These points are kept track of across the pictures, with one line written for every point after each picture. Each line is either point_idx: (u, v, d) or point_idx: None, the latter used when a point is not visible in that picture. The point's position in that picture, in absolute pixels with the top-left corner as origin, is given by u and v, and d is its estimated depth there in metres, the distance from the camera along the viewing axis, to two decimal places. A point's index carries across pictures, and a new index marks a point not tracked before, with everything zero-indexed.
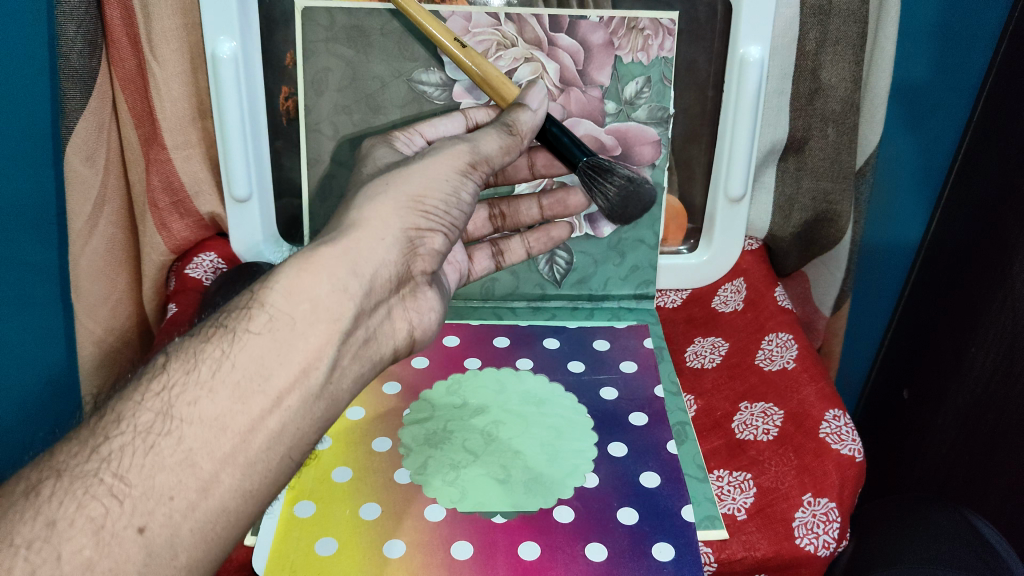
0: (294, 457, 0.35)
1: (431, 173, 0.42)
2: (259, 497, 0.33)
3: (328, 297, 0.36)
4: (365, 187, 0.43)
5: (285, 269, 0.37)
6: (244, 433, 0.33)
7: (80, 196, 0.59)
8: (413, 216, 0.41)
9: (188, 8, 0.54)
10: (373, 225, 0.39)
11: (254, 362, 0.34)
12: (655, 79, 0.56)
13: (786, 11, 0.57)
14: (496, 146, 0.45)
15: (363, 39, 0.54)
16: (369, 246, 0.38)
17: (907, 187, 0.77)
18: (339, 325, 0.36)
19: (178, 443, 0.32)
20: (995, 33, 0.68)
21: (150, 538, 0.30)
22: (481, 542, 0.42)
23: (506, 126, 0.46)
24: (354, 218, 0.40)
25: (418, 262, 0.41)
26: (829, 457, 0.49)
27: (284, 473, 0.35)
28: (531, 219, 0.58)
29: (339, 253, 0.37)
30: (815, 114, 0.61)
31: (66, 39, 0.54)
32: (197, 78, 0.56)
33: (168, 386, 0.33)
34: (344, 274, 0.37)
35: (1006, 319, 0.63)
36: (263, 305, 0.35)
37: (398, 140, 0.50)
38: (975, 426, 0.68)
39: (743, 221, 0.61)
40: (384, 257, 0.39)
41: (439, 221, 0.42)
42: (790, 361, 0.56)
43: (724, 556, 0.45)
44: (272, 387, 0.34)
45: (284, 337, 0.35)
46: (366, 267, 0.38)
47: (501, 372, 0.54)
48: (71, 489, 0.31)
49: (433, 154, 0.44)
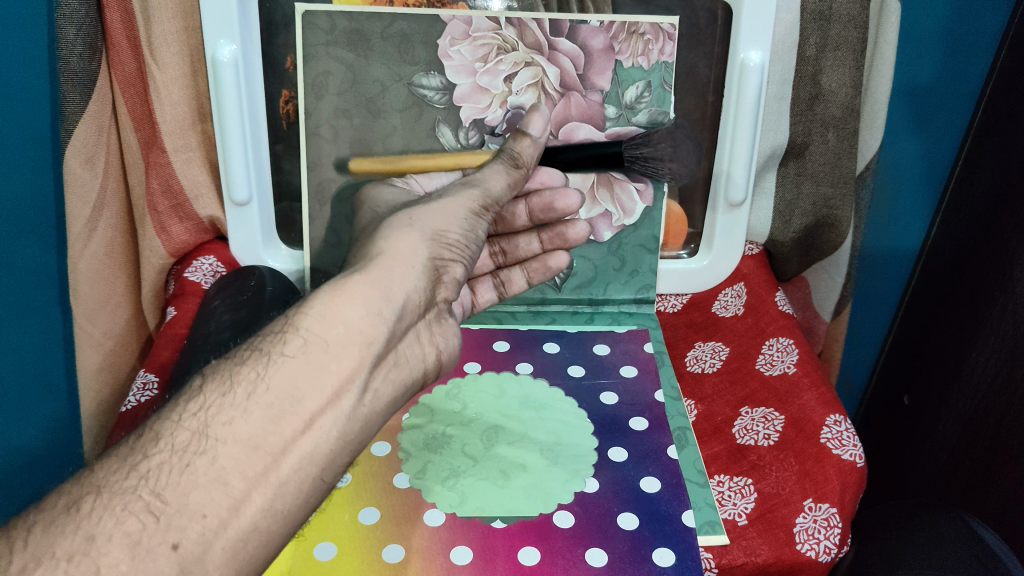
0: (326, 479, 0.34)
1: (452, 209, 0.46)
2: (291, 517, 0.33)
3: (361, 321, 0.36)
4: (389, 220, 0.45)
5: (319, 293, 0.37)
6: (276, 453, 0.33)
7: (80, 199, 0.59)
8: (437, 248, 0.43)
9: (189, 11, 0.54)
10: (402, 256, 0.41)
11: (288, 384, 0.34)
12: (655, 84, 0.56)
13: (786, 16, 0.57)
14: (502, 183, 0.50)
15: (363, 42, 0.54)
16: (399, 274, 0.40)
17: (908, 192, 0.77)
18: (372, 348, 0.36)
19: (212, 461, 0.31)
20: (995, 38, 0.68)
21: (184, 554, 0.30)
22: (481, 547, 0.42)
23: (512, 158, 0.51)
24: (382, 249, 0.42)
25: (441, 290, 0.43)
26: (829, 462, 0.48)
27: (316, 495, 0.34)
28: (530, 253, 0.59)
29: (373, 281, 0.39)
30: (815, 119, 0.61)
31: (65, 42, 0.54)
32: (197, 82, 0.56)
33: (205, 406, 0.33)
34: (377, 299, 0.37)
35: (1007, 324, 0.63)
36: (298, 329, 0.35)
37: (395, 183, 0.55)
38: (976, 430, 0.68)
39: (743, 226, 0.61)
40: (414, 284, 0.40)
41: (460, 252, 0.44)
42: (791, 366, 0.55)
43: (724, 561, 0.44)
44: (305, 409, 0.34)
45: (317, 359, 0.35)
46: (398, 292, 0.39)
47: (502, 376, 0.54)
48: (109, 504, 0.30)
49: (452, 193, 0.48)
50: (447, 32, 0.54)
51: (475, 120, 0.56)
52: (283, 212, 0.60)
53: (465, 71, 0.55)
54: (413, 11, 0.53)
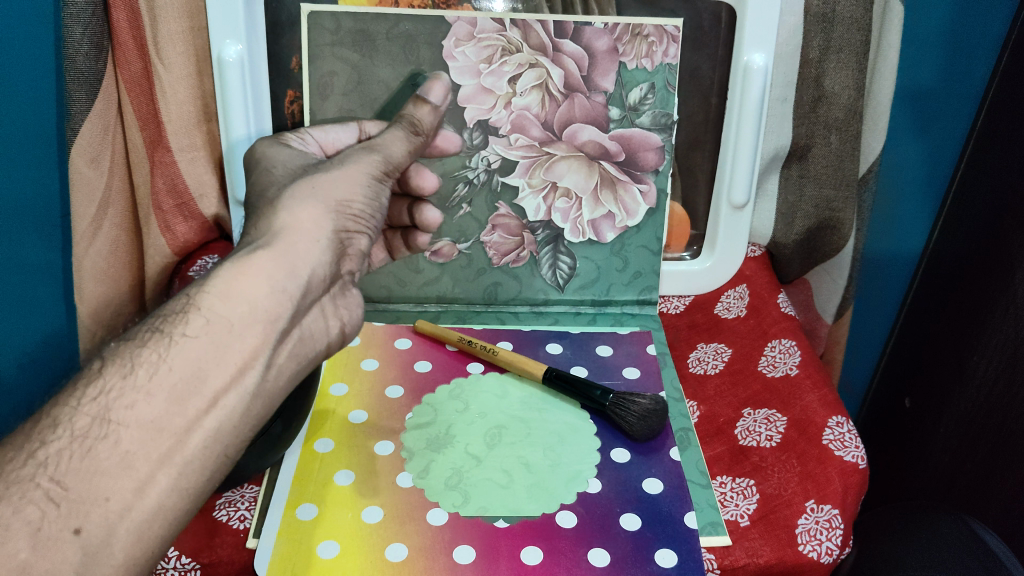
0: (230, 455, 0.36)
1: (351, 179, 0.46)
2: (196, 494, 0.35)
3: (266, 299, 0.38)
4: (290, 187, 0.44)
5: (223, 269, 0.38)
6: (181, 433, 0.34)
7: (85, 197, 0.58)
8: (343, 219, 0.44)
9: (195, 11, 0.54)
10: (308, 227, 0.41)
11: (191, 364, 0.35)
12: (659, 85, 0.56)
13: (790, 19, 0.57)
14: (398, 151, 0.51)
15: (368, 43, 0.54)
16: (306, 247, 0.41)
17: (910, 195, 0.77)
18: (276, 325, 0.38)
19: (114, 446, 0.33)
20: (997, 43, 0.68)
21: (86, 539, 0.31)
22: (483, 547, 0.42)
23: (411, 127, 0.54)
24: (283, 222, 0.41)
25: (346, 261, 0.45)
26: (831, 464, 0.48)
27: (221, 470, 0.36)
28: (405, 223, 0.58)
29: (277, 256, 0.39)
30: (818, 121, 0.61)
31: (71, 41, 0.54)
32: (203, 81, 0.57)
33: (105, 390, 0.34)
34: (282, 276, 0.39)
35: (1008, 327, 0.63)
36: (200, 308, 0.37)
37: (290, 142, 0.53)
38: (977, 434, 0.68)
39: (745, 228, 0.62)
40: (320, 258, 0.41)
41: (365, 222, 0.45)
42: (793, 368, 0.56)
43: (726, 563, 0.44)
44: (209, 388, 0.35)
45: (220, 338, 0.36)
46: (304, 268, 0.40)
47: (502, 378, 0.55)
48: (5, 494, 0.31)
49: (350, 160, 0.47)
50: (452, 33, 0.54)
51: (478, 121, 0.56)
52: None
53: (470, 72, 0.55)
54: (418, 12, 0.54)
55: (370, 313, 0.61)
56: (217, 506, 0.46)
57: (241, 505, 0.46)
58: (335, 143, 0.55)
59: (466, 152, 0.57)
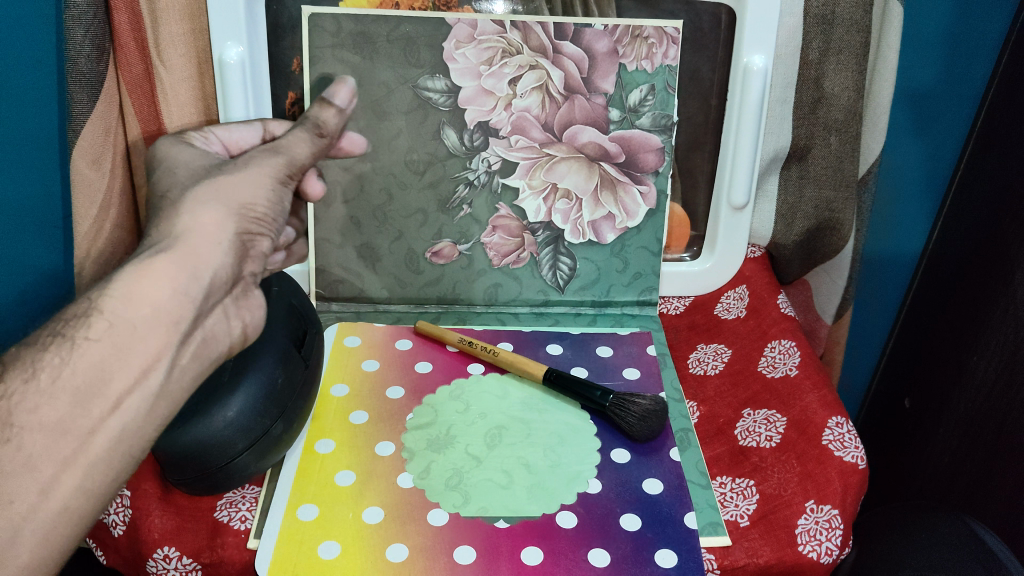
0: (136, 455, 0.37)
1: (256, 180, 0.41)
2: (102, 492, 0.36)
3: (168, 301, 0.36)
4: (192, 189, 0.39)
5: (120, 276, 0.36)
6: (85, 435, 0.34)
7: (86, 199, 0.57)
8: (246, 223, 0.40)
9: (195, 14, 0.55)
10: (207, 233, 0.38)
11: (95, 367, 0.34)
12: (658, 87, 0.56)
13: (789, 20, 0.57)
14: (306, 150, 0.45)
15: (369, 45, 0.54)
16: (206, 251, 0.38)
17: (910, 196, 0.77)
18: (179, 327, 0.36)
19: (16, 450, 0.33)
20: (996, 44, 0.68)
21: None
22: (484, 547, 0.42)
23: (317, 127, 0.47)
24: (184, 225, 0.38)
25: (248, 264, 0.41)
26: (831, 464, 0.48)
27: (127, 469, 0.36)
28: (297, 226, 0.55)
29: (177, 257, 0.37)
30: (817, 122, 0.61)
31: (74, 43, 0.53)
32: (203, 81, 0.58)
33: (6, 394, 0.33)
34: (184, 278, 0.37)
35: (1008, 327, 0.63)
36: (102, 311, 0.35)
37: (192, 140, 0.46)
38: (976, 435, 0.68)
39: (746, 229, 0.62)
40: (221, 262, 0.38)
41: (269, 224, 0.41)
42: (793, 369, 0.56)
43: (726, 563, 0.44)
44: (113, 390, 0.35)
45: (125, 341, 0.35)
46: (205, 271, 0.37)
47: (503, 379, 0.55)
48: None
49: (253, 159, 0.42)
50: (453, 35, 0.54)
51: (479, 122, 0.56)
52: None
53: (470, 74, 0.55)
54: (419, 14, 0.54)
55: (371, 314, 0.61)
56: (219, 507, 0.46)
57: (242, 506, 0.46)
58: (240, 142, 0.49)
59: (466, 154, 0.57)
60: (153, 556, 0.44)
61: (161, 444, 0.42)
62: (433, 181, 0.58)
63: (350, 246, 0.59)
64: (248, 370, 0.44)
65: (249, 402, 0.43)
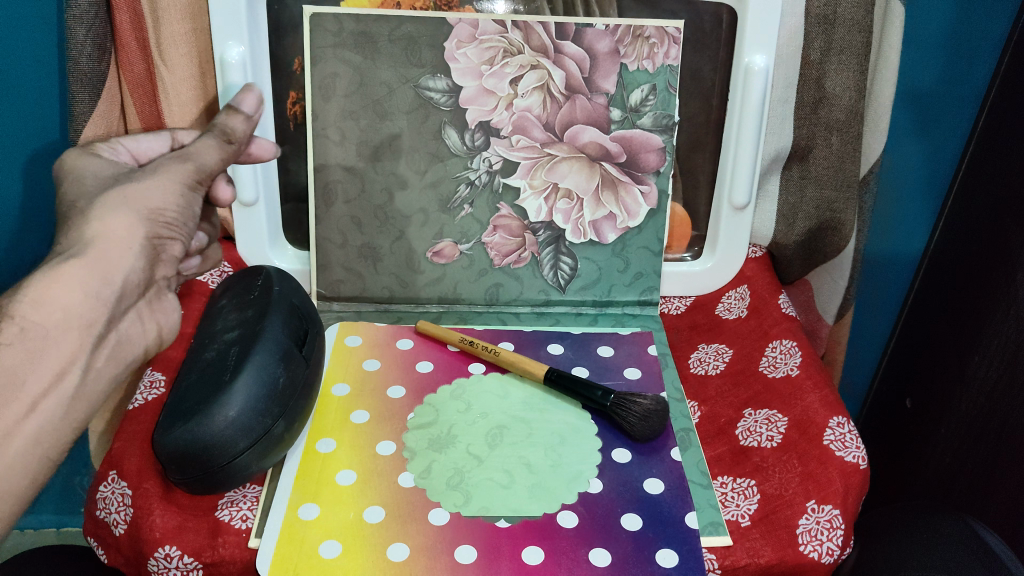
0: (52, 456, 0.42)
1: (163, 185, 0.43)
2: (17, 493, 0.40)
3: (80, 305, 0.40)
4: (101, 197, 0.42)
5: (34, 279, 0.40)
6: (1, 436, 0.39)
7: None
8: (153, 230, 0.42)
9: (197, 12, 0.54)
10: (115, 240, 0.41)
11: (7, 371, 0.39)
12: (660, 87, 0.56)
13: (791, 20, 0.58)
14: (214, 158, 0.46)
15: (371, 45, 0.54)
16: (118, 257, 0.41)
17: (912, 196, 0.77)
18: (92, 330, 0.41)
19: None
20: (998, 44, 0.68)
21: None
22: (485, 547, 0.42)
23: (223, 135, 0.47)
24: (92, 233, 0.41)
25: (161, 268, 0.45)
26: (833, 464, 0.48)
27: (44, 471, 0.41)
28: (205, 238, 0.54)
29: (88, 265, 0.40)
30: (819, 122, 0.61)
31: (75, 43, 0.54)
32: (206, 83, 0.57)
33: None
34: (96, 283, 0.40)
35: (1009, 327, 0.63)
36: (14, 317, 0.39)
37: (99, 151, 0.47)
38: (977, 436, 0.68)
39: (747, 229, 0.62)
40: (131, 267, 0.42)
41: (179, 229, 0.44)
42: (795, 369, 0.55)
43: (728, 562, 0.44)
44: (26, 394, 0.40)
45: (37, 344, 0.39)
46: (118, 275, 0.41)
47: (504, 379, 0.55)
48: None
49: (161, 167, 0.44)
50: (454, 34, 0.54)
51: (480, 122, 0.56)
52: (289, 213, 0.61)
53: (471, 74, 0.55)
54: (420, 14, 0.54)
55: (372, 313, 0.61)
56: (220, 506, 0.46)
57: (243, 505, 0.46)
58: (149, 152, 0.49)
59: (467, 153, 0.57)
60: (154, 556, 0.44)
61: (163, 441, 0.43)
62: (434, 181, 0.58)
63: (351, 246, 0.59)
64: (247, 368, 0.44)
65: (250, 401, 0.43)
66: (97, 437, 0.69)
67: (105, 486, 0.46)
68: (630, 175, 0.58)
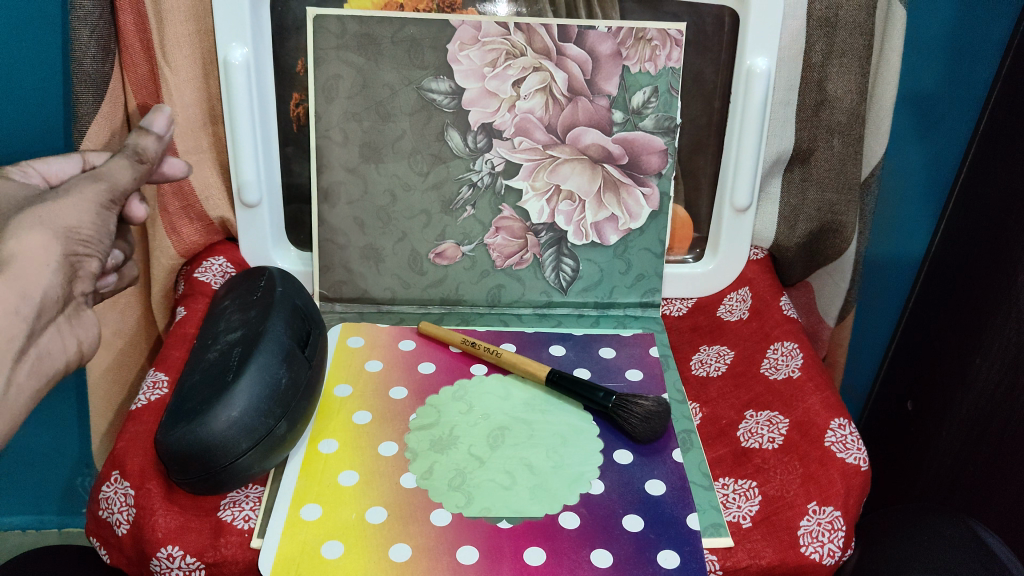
0: None
1: (78, 205, 0.42)
2: None
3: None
4: (15, 218, 0.40)
5: None
6: None
7: None
8: (71, 246, 0.41)
9: (201, 14, 0.55)
10: (32, 256, 0.39)
11: None
12: (662, 89, 0.57)
13: (793, 23, 0.58)
14: (128, 176, 0.45)
15: (373, 46, 0.55)
16: (37, 273, 0.39)
17: (915, 198, 0.77)
18: (13, 345, 0.38)
19: None
20: (1000, 47, 0.68)
21: None
22: (487, 547, 0.43)
23: (137, 154, 0.46)
24: (13, 249, 0.38)
25: (78, 284, 0.42)
26: (834, 466, 0.48)
27: None
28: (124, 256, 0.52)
29: (8, 278, 0.37)
30: (821, 124, 0.62)
31: (79, 44, 0.54)
32: (209, 84, 0.57)
33: None
34: (16, 299, 0.38)
35: (1011, 330, 0.63)
36: None
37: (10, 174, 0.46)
38: (979, 438, 0.68)
39: (748, 231, 0.62)
40: (52, 282, 0.39)
41: (97, 245, 0.43)
42: (795, 370, 0.55)
43: (729, 564, 0.44)
44: None
45: None
46: (37, 290, 0.39)
47: (505, 380, 0.55)
48: None
49: (72, 187, 0.43)
50: (457, 36, 0.55)
51: (483, 124, 0.56)
52: (291, 214, 0.61)
53: (474, 76, 0.55)
54: (423, 15, 0.54)
55: (374, 315, 0.61)
56: (222, 507, 0.46)
57: (245, 505, 0.46)
58: (60, 174, 0.48)
59: (470, 155, 0.57)
60: (158, 555, 0.44)
61: (166, 440, 0.43)
62: (436, 183, 0.58)
63: (354, 247, 0.59)
64: (249, 369, 0.44)
65: (253, 401, 0.44)
66: (98, 439, 0.69)
67: (108, 486, 0.47)
68: (630, 176, 0.58)
